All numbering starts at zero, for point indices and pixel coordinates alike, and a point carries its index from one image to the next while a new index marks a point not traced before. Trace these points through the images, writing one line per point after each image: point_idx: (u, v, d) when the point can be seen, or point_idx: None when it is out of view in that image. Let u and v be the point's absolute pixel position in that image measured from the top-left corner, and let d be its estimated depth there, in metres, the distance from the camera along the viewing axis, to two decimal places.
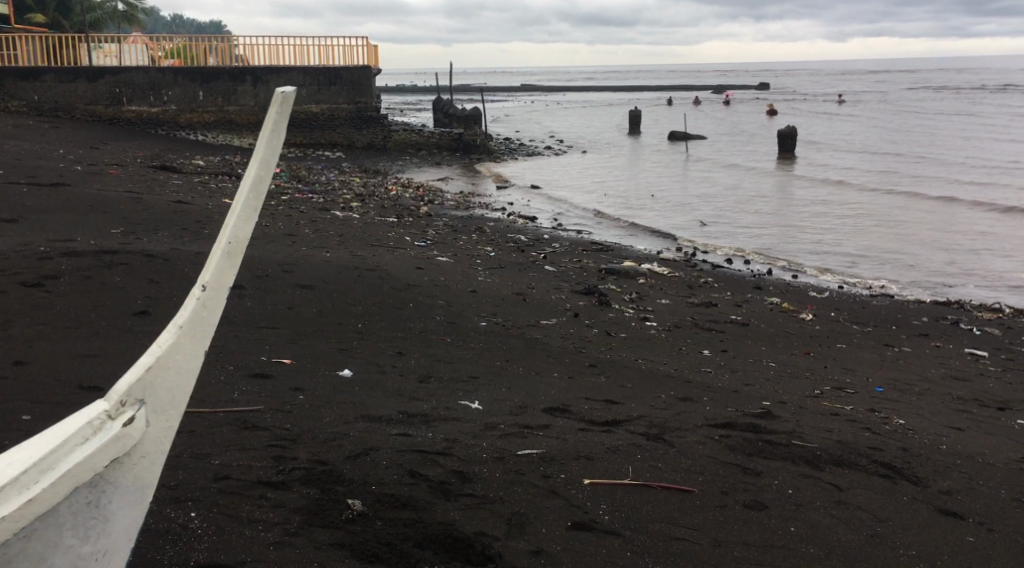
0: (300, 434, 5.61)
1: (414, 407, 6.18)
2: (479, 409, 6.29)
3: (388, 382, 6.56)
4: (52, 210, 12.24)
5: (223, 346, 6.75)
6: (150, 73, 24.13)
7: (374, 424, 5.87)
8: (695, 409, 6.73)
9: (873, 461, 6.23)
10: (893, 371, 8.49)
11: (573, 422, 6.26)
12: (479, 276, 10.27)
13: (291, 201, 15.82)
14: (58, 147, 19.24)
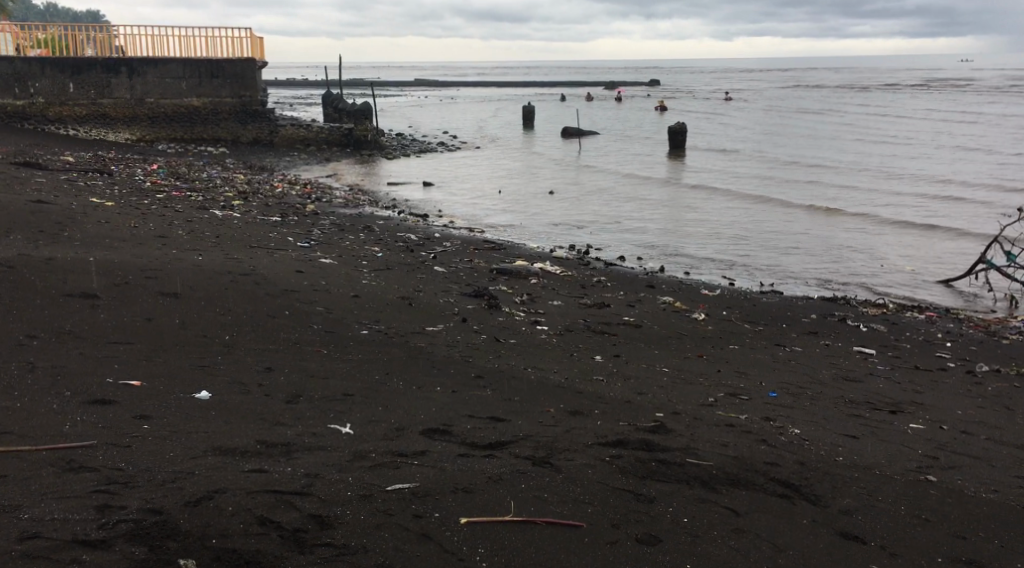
0: (135, 476, 5.49)
1: (274, 434, 6.04)
2: (349, 435, 6.17)
3: (249, 404, 6.38)
4: None
5: (67, 368, 6.58)
6: (15, 62, 22.81)
7: (224, 457, 5.74)
8: (586, 425, 6.64)
9: (771, 479, 6.24)
10: (786, 373, 8.37)
11: (452, 447, 6.18)
12: (364, 279, 9.87)
13: (166, 200, 15.13)
14: None
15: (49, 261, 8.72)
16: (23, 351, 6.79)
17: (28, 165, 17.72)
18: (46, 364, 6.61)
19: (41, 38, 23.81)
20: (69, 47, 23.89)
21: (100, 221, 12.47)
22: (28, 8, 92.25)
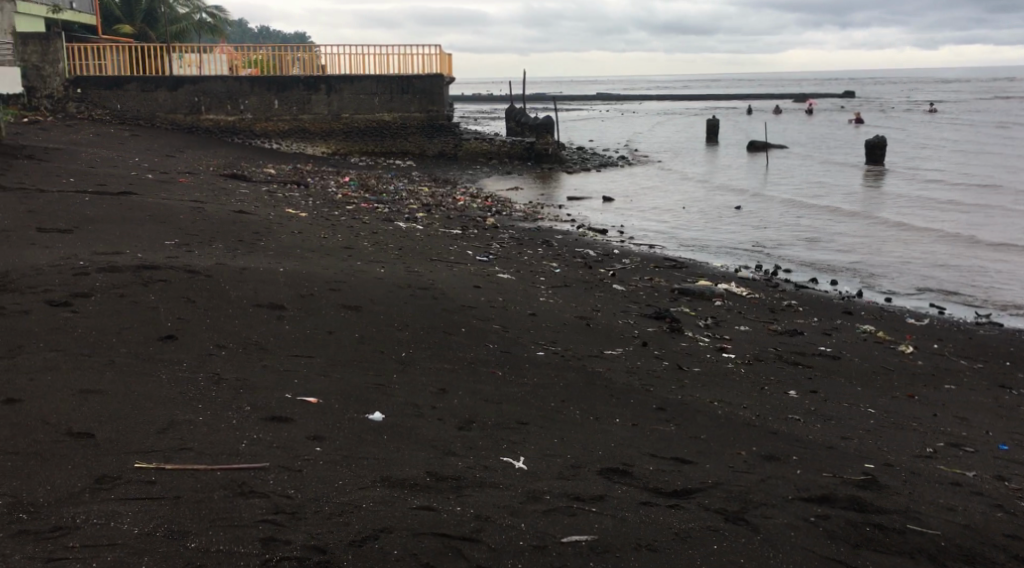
0: (303, 506, 5.40)
1: (445, 466, 5.89)
2: (522, 470, 5.97)
3: (421, 430, 6.28)
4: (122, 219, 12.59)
5: (249, 381, 6.66)
6: (229, 81, 24.39)
7: (393, 490, 5.61)
8: (784, 476, 6.28)
9: (1013, 554, 5.79)
10: (1015, 424, 7.67)
11: (634, 493, 5.88)
12: (541, 296, 9.69)
13: (355, 212, 15.47)
14: (136, 155, 19.82)
15: (244, 269, 9.01)
16: (209, 362, 6.95)
17: (232, 177, 18.57)
18: (230, 376, 6.72)
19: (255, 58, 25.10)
20: (279, 66, 25.03)
21: (293, 232, 12.85)
22: (238, 25, 97.53)
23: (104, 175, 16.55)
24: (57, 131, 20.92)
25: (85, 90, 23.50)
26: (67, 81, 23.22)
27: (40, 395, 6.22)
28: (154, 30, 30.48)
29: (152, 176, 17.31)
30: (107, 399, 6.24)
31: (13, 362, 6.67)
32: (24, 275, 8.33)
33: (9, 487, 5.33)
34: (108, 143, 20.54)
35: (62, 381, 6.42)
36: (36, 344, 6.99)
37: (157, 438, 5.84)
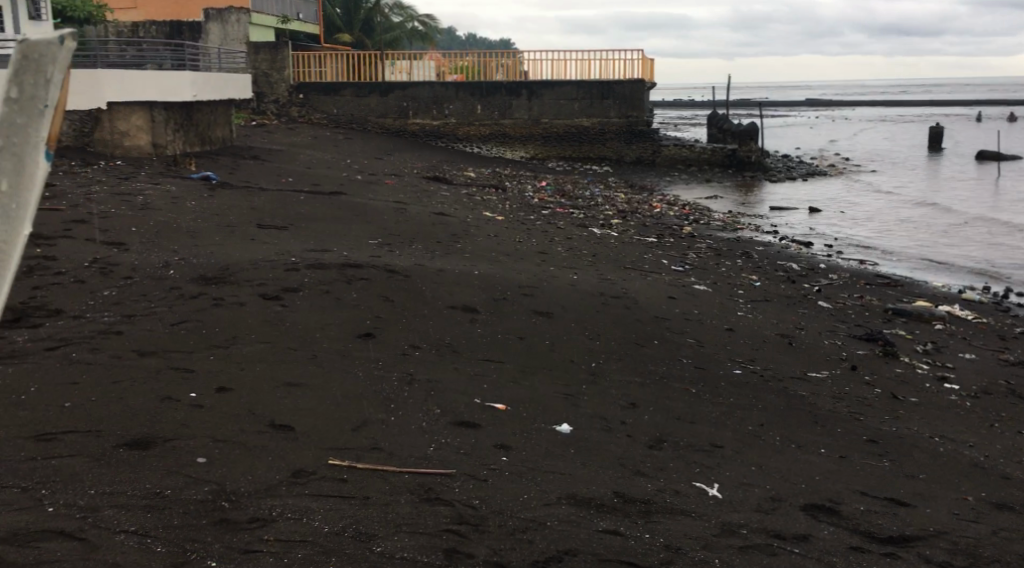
0: (487, 519, 5.21)
1: (634, 488, 5.66)
2: (717, 499, 5.67)
3: (610, 446, 6.11)
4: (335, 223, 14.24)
5: (440, 383, 6.68)
6: (436, 86, 25.74)
7: (580, 510, 5.38)
8: (1018, 528, 5.78)
9: None
10: None
11: (843, 535, 5.47)
12: (740, 310, 9.32)
13: (551, 216, 15.51)
14: (348, 157, 22.40)
15: (442, 270, 9.76)
16: (403, 361, 7.08)
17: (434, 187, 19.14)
18: (423, 376, 6.77)
19: (460, 65, 26.44)
20: (483, 72, 25.90)
21: (488, 235, 13.08)
22: (449, 33, 100.59)
23: (323, 178, 19.62)
24: (274, 135, 23.72)
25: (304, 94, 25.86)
26: (291, 86, 25.51)
27: (248, 388, 6.44)
28: (369, 39, 31.69)
29: (360, 193, 18.10)
30: (307, 393, 6.38)
31: (233, 354, 7.23)
32: (252, 278, 9.60)
33: (214, 474, 5.39)
34: (323, 143, 23.42)
35: (268, 373, 6.68)
36: (246, 344, 7.51)
37: (351, 435, 5.88)
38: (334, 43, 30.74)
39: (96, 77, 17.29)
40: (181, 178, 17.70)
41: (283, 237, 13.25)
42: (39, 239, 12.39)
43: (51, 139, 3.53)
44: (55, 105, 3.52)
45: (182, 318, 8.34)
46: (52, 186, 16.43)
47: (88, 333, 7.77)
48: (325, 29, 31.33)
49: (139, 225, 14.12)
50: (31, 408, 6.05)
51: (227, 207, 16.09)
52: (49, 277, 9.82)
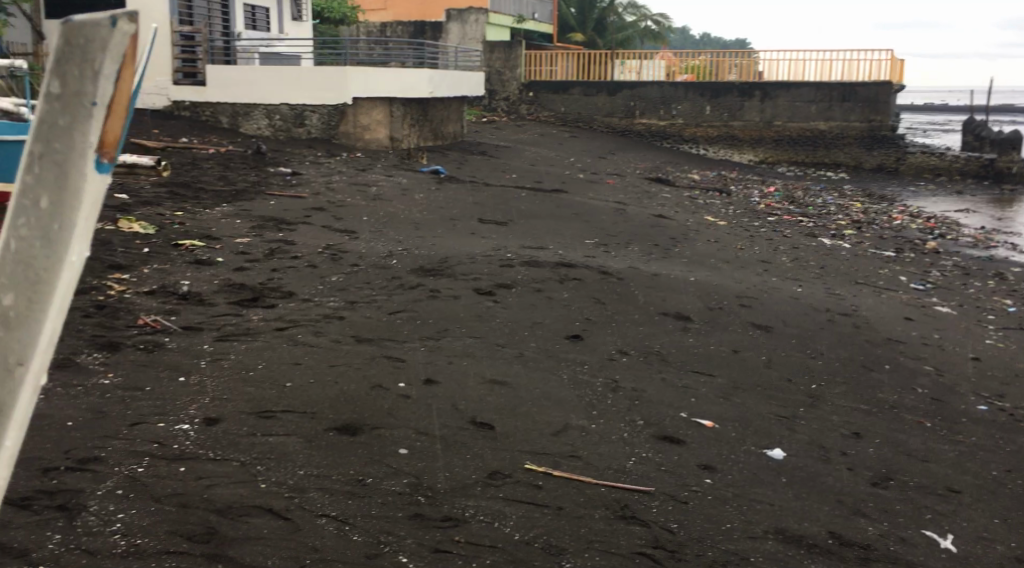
0: (686, 546, 4.84)
1: (851, 529, 5.17)
2: (948, 553, 5.09)
3: (827, 478, 5.65)
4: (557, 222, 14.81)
5: (647, 393, 6.44)
6: (665, 87, 25.73)
7: (788, 548, 4.94)
8: None
9: None
10: None
11: None
12: (985, 338, 8.65)
13: (778, 223, 14.94)
14: (572, 156, 23.11)
15: (654, 276, 9.70)
16: (609, 367, 6.87)
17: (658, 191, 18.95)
18: (628, 385, 6.50)
19: (692, 64, 26.08)
20: (715, 72, 25.76)
21: (709, 240, 12.75)
22: (687, 38, 99.75)
23: (545, 176, 20.32)
24: (503, 133, 25.13)
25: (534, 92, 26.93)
26: (522, 84, 26.95)
27: (455, 382, 6.34)
28: (602, 39, 31.63)
29: (583, 194, 18.17)
30: (511, 392, 6.24)
31: (442, 346, 7.24)
32: (465, 267, 9.94)
33: (415, 467, 5.28)
34: (549, 142, 24.29)
35: (474, 367, 6.61)
36: (457, 337, 7.50)
37: (550, 439, 5.69)
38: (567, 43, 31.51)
39: (345, 76, 19.15)
40: (409, 167, 19.15)
41: (502, 233, 13.31)
42: (280, 223, 13.09)
43: (107, 150, 2.46)
44: (107, 105, 2.43)
45: (400, 307, 8.46)
46: (297, 174, 17.40)
47: (312, 316, 8.00)
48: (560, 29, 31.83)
49: (371, 214, 14.70)
50: (257, 386, 6.17)
51: (454, 201, 16.51)
52: (285, 261, 10.29)
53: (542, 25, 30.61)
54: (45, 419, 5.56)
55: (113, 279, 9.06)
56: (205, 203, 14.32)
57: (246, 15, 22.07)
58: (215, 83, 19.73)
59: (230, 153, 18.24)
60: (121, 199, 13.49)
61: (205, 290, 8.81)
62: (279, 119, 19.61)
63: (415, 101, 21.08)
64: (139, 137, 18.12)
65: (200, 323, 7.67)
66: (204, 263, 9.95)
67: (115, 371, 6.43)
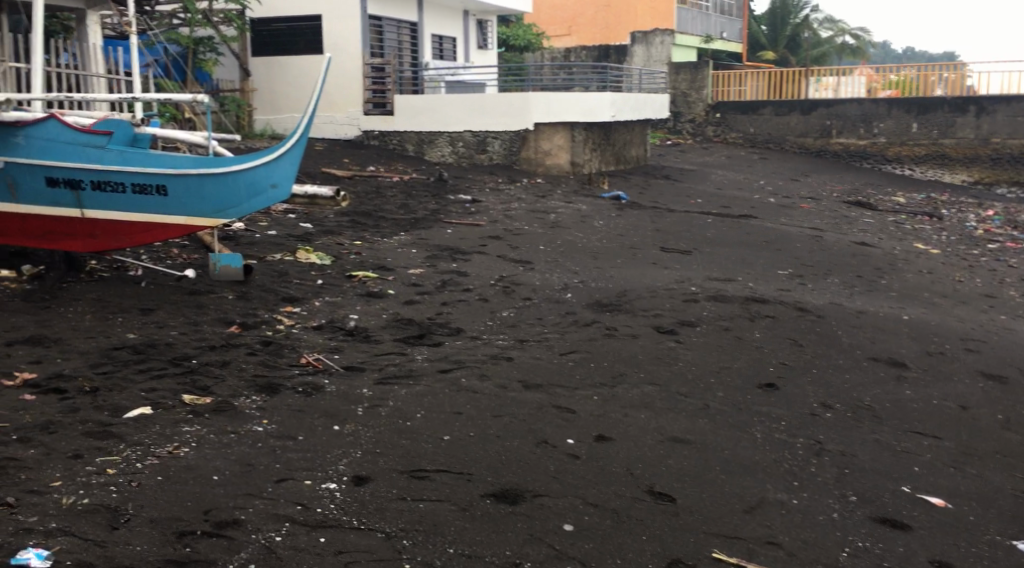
0: None
1: None
2: None
3: None
4: (751, 256, 13.88)
5: (859, 459, 5.66)
6: (864, 104, 24.43)
7: None
8: None
9: None
10: None
11: None
12: None
13: (1000, 251, 13.48)
14: (763, 179, 22.08)
15: (860, 312, 8.73)
16: (810, 426, 6.08)
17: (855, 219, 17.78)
18: (834, 447, 5.76)
19: (895, 78, 24.40)
20: (921, 86, 24.06)
21: (922, 271, 11.54)
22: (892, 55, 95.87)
23: (735, 201, 19.35)
24: (688, 157, 24.57)
25: (722, 114, 26.52)
26: (708, 106, 26.79)
27: (631, 440, 5.61)
28: (794, 56, 30.18)
29: (772, 222, 17.22)
30: (696, 454, 5.47)
31: (619, 396, 6.58)
32: (651, 305, 9.35)
33: (581, 550, 4.59)
34: (739, 167, 23.34)
35: (655, 424, 5.87)
36: (635, 383, 6.90)
37: (743, 519, 4.90)
38: (757, 62, 30.34)
39: (528, 99, 18.79)
40: (591, 192, 18.59)
41: (690, 265, 12.50)
42: (456, 253, 12.71)
43: None
44: None
45: (572, 347, 7.85)
46: (477, 202, 17.06)
47: (478, 356, 7.45)
48: (750, 48, 31.17)
49: (549, 242, 14.18)
50: (413, 439, 5.55)
51: (637, 229, 15.82)
52: (456, 294, 9.83)
53: (729, 43, 30.17)
54: (189, 472, 5.15)
55: (282, 313, 8.74)
56: (384, 232, 14.16)
57: (433, 44, 22.17)
58: (403, 112, 19.89)
59: (413, 180, 18.15)
60: (303, 229, 13.44)
61: (373, 326, 8.38)
62: (462, 146, 19.62)
63: (598, 125, 20.46)
64: (327, 166, 18.23)
65: (362, 363, 7.17)
66: (376, 295, 9.58)
67: (270, 415, 5.93)
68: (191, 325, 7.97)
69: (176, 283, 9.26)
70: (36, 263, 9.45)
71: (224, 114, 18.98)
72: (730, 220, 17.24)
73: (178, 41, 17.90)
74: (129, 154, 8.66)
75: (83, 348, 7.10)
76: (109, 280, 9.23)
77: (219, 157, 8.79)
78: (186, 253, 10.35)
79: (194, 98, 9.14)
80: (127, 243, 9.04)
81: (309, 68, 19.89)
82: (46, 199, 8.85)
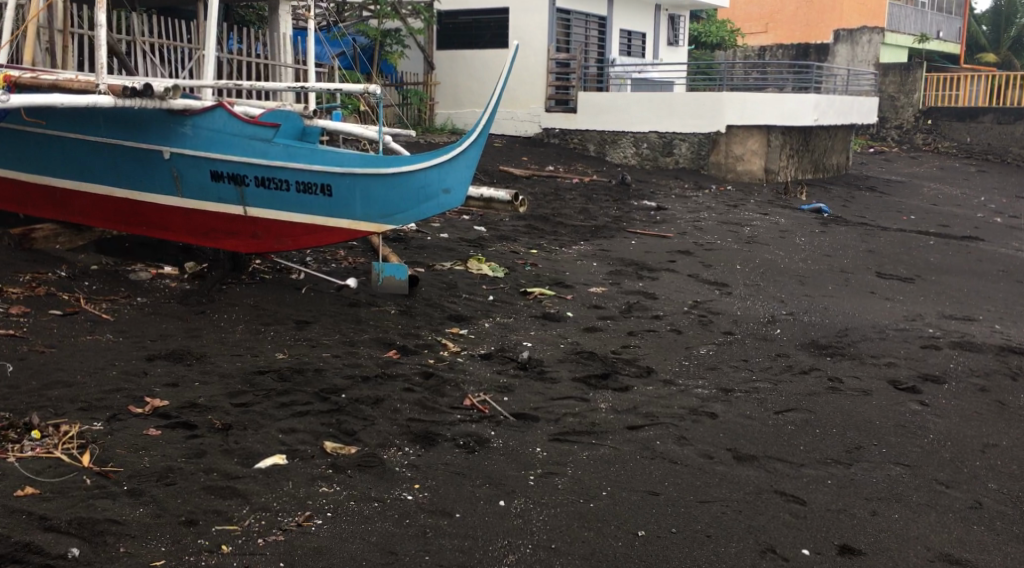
0: None
1: None
2: None
3: None
4: (978, 299, 12.31)
5: None
6: None
7: None
8: None
9: None
10: None
11: None
12: None
13: None
14: (980, 194, 19.93)
15: None
16: None
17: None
18: None
19: None
20: None
21: None
22: None
23: (951, 219, 17.46)
24: (891, 166, 22.59)
25: (935, 123, 24.60)
26: (919, 111, 24.94)
27: (887, 559, 4.72)
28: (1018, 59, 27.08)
29: (999, 250, 15.33)
30: None
31: (850, 485, 5.45)
32: (883, 371, 8.11)
33: None
34: (952, 179, 21.19)
35: (914, 531, 4.96)
36: (878, 461, 5.95)
37: None
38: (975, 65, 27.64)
39: (720, 99, 17.42)
40: (788, 202, 17.01)
41: (906, 309, 11.16)
42: (642, 269, 11.47)
43: None
44: None
45: (791, 404, 6.89)
46: (664, 210, 15.71)
47: (672, 412, 6.29)
48: (967, 49, 28.43)
49: (748, 262, 12.85)
50: (600, 531, 4.53)
51: (845, 251, 14.28)
52: (644, 322, 8.65)
53: (946, 44, 27.59)
54: (319, 560, 4.17)
55: (448, 335, 7.58)
56: (564, 240, 13.06)
57: (622, 40, 20.86)
58: (586, 110, 18.74)
59: (594, 182, 16.93)
60: (477, 232, 12.43)
61: (548, 358, 7.21)
62: (646, 147, 18.28)
63: (797, 129, 18.82)
64: (506, 164, 17.23)
65: (535, 410, 6.00)
66: (552, 318, 8.41)
67: (423, 478, 4.82)
68: (345, 345, 6.83)
69: (336, 292, 8.18)
70: (200, 260, 8.60)
71: (407, 107, 18.20)
72: (947, 242, 15.55)
73: (366, 34, 16.95)
74: (297, 149, 7.71)
75: (222, 362, 6.01)
76: (269, 283, 8.27)
77: (392, 155, 7.74)
78: (353, 257, 9.36)
79: (365, 90, 8.17)
80: (290, 245, 8.07)
81: (493, 63, 18.89)
82: (209, 195, 7.96)
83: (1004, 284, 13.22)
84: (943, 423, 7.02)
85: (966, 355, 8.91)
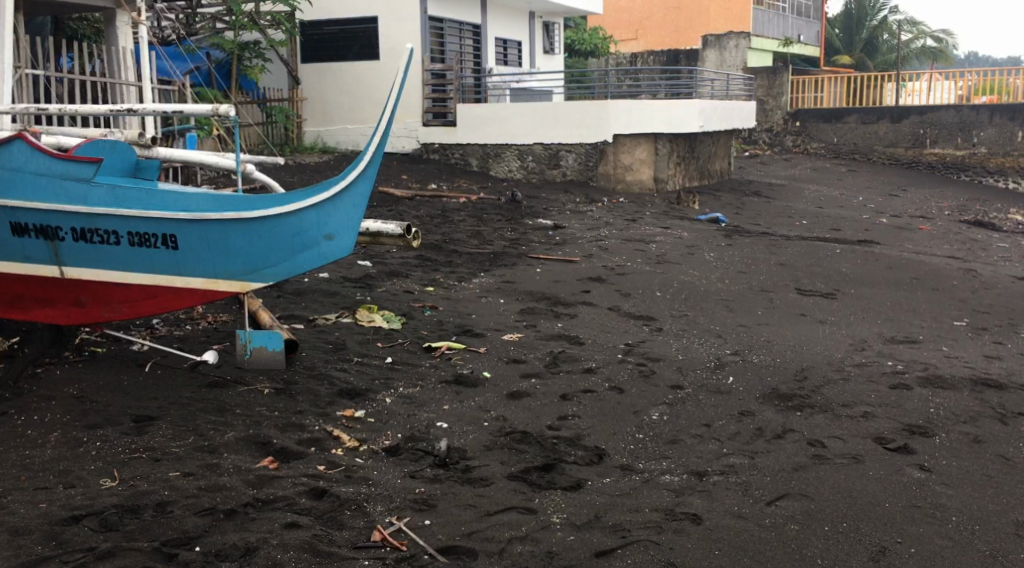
0: None
1: None
2: None
3: None
4: (895, 313, 11.31)
5: None
6: (962, 111, 21.48)
7: None
8: None
9: None
10: None
11: None
12: None
13: None
14: (858, 194, 19.20)
15: None
16: None
17: (988, 248, 15.20)
18: None
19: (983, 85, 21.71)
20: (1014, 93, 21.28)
21: None
22: None
23: (842, 221, 16.65)
24: (770, 169, 21.79)
25: (803, 124, 23.89)
26: (786, 114, 24.18)
27: None
28: (872, 60, 26.69)
29: (902, 253, 14.44)
30: None
31: None
32: (857, 424, 6.78)
33: None
34: (828, 180, 20.48)
35: None
36: None
37: None
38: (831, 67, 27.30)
39: (607, 108, 16.16)
40: (685, 213, 15.83)
41: (828, 332, 10.04)
42: (555, 304, 10.00)
43: None
44: None
45: (782, 488, 5.48)
46: (561, 228, 14.32)
47: (646, 520, 4.85)
48: (825, 52, 28.13)
49: (664, 285, 11.54)
50: None
51: (749, 266, 13.15)
52: (576, 379, 7.13)
53: (808, 47, 27.18)
54: None
55: (340, 423, 5.86)
56: (457, 271, 11.49)
57: (497, 49, 19.43)
58: (467, 122, 17.19)
59: (482, 201, 15.39)
60: (361, 269, 10.77)
61: (471, 445, 5.64)
62: (532, 160, 16.86)
63: (683, 136, 17.73)
64: (385, 184, 15.60)
65: (469, 538, 4.55)
66: (468, 382, 6.79)
67: None
68: (204, 453, 5.14)
69: (192, 370, 6.36)
70: (9, 334, 6.70)
71: (271, 127, 16.37)
72: (850, 248, 14.61)
73: (220, 47, 14.91)
74: (127, 190, 5.95)
75: (16, 509, 4.54)
76: (102, 360, 6.39)
77: (252, 194, 6.02)
78: (214, 313, 7.60)
79: (216, 109, 6.44)
80: (125, 313, 6.26)
81: (365, 76, 17.19)
82: (14, 253, 6.14)
83: (922, 293, 12.27)
84: (957, 495, 5.69)
85: (942, 394, 7.64)
